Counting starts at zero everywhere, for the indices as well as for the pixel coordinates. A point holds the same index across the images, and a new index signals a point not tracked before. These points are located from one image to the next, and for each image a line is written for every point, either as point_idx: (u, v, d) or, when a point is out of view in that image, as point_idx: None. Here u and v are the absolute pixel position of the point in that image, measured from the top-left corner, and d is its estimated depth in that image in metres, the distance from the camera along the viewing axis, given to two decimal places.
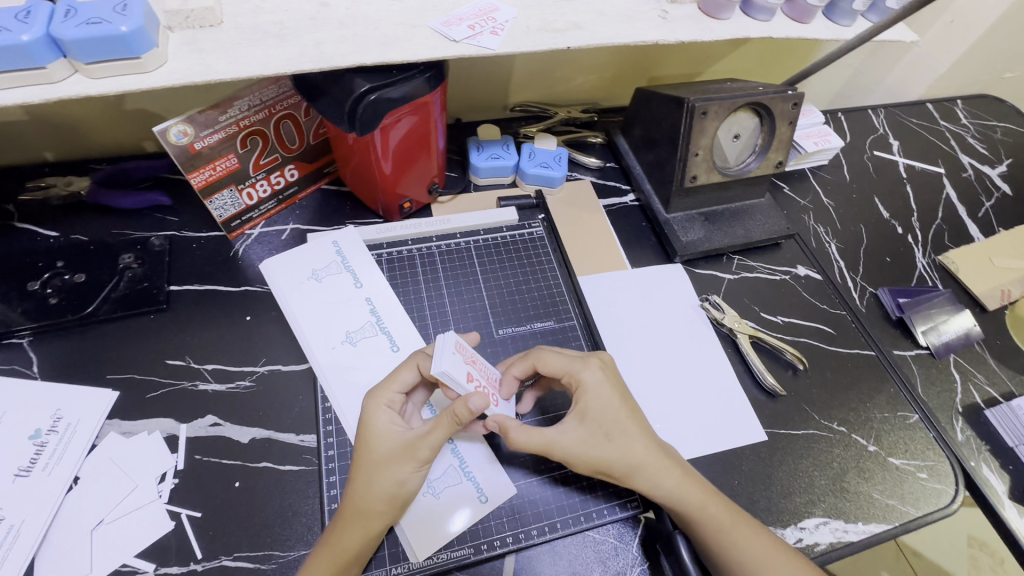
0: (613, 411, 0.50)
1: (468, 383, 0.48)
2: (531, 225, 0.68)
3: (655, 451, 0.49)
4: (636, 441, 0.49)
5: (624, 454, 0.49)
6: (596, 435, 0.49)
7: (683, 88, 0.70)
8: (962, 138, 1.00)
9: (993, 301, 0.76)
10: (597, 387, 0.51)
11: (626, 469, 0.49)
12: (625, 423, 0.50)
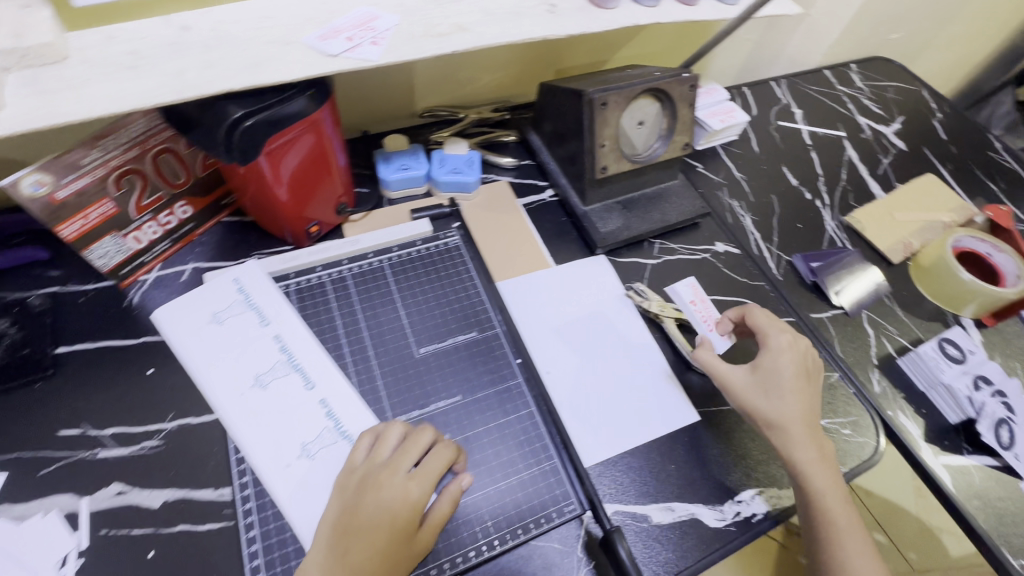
0: (784, 381, 0.58)
1: (692, 307, 0.69)
2: (446, 235, 0.66)
3: (798, 421, 0.56)
4: (788, 402, 0.57)
5: (788, 413, 0.56)
6: (756, 391, 0.58)
7: (583, 80, 0.70)
8: (859, 100, 1.05)
9: (897, 255, 0.80)
10: (781, 353, 0.59)
11: (792, 428, 0.56)
12: (790, 393, 0.57)
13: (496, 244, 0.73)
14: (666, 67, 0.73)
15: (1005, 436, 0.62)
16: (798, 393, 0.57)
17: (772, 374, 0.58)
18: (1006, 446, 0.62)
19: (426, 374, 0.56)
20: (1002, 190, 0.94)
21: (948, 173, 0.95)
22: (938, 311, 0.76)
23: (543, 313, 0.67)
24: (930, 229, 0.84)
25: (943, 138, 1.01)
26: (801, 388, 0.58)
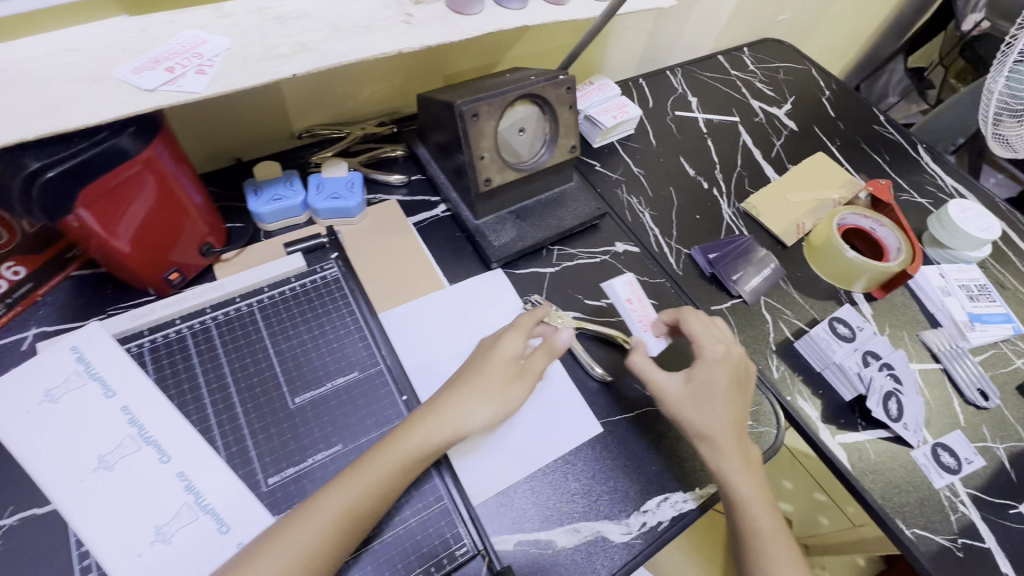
0: (715, 392, 0.57)
1: (631, 312, 0.67)
2: (324, 268, 0.62)
3: (726, 432, 0.56)
4: (716, 411, 0.57)
5: (719, 425, 0.56)
6: (690, 402, 0.57)
7: (456, 89, 0.67)
8: (752, 83, 1.07)
9: (791, 237, 0.82)
10: (715, 366, 0.58)
11: (723, 437, 0.56)
12: (720, 405, 0.57)
13: (385, 269, 0.69)
14: (544, 70, 0.71)
15: (890, 410, 0.65)
16: (728, 403, 0.57)
17: (704, 385, 0.58)
18: (894, 419, 0.64)
19: (302, 426, 0.52)
20: (887, 162, 0.97)
21: (837, 149, 0.98)
22: (831, 289, 0.78)
23: (433, 336, 0.64)
24: (820, 208, 0.86)
25: (831, 115, 1.04)
26: (731, 398, 0.58)
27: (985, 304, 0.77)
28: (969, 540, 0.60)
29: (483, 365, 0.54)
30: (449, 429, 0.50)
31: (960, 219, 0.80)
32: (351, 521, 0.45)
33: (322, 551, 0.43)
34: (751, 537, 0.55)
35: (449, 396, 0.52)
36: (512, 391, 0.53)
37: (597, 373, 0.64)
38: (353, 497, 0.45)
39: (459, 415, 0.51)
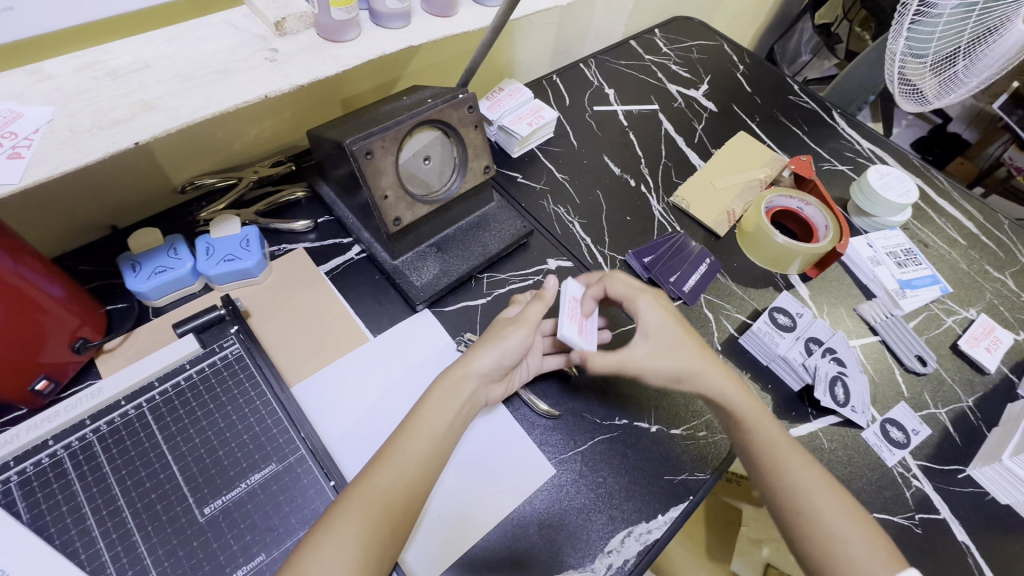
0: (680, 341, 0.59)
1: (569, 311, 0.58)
2: (224, 346, 0.55)
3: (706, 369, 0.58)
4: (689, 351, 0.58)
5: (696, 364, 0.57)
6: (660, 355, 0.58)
7: (347, 123, 0.60)
8: (666, 67, 1.05)
9: (723, 227, 0.80)
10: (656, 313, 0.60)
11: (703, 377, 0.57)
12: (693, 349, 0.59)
13: (300, 331, 0.63)
14: (442, 89, 0.65)
15: (836, 394, 0.64)
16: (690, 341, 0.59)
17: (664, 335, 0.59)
18: (842, 404, 0.64)
19: (217, 541, 0.46)
20: (805, 133, 0.98)
21: (757, 126, 0.97)
22: (768, 275, 0.77)
23: (362, 403, 0.59)
24: (747, 191, 0.85)
25: (747, 91, 1.03)
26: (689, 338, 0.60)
27: (912, 269, 0.78)
28: (925, 514, 0.60)
29: (464, 359, 0.54)
30: (441, 424, 0.51)
31: (879, 186, 0.81)
32: (396, 505, 0.46)
33: (371, 541, 0.44)
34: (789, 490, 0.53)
35: (437, 392, 0.53)
36: (456, 399, 0.53)
37: (542, 410, 0.61)
38: (390, 485, 0.47)
39: (449, 408, 0.52)
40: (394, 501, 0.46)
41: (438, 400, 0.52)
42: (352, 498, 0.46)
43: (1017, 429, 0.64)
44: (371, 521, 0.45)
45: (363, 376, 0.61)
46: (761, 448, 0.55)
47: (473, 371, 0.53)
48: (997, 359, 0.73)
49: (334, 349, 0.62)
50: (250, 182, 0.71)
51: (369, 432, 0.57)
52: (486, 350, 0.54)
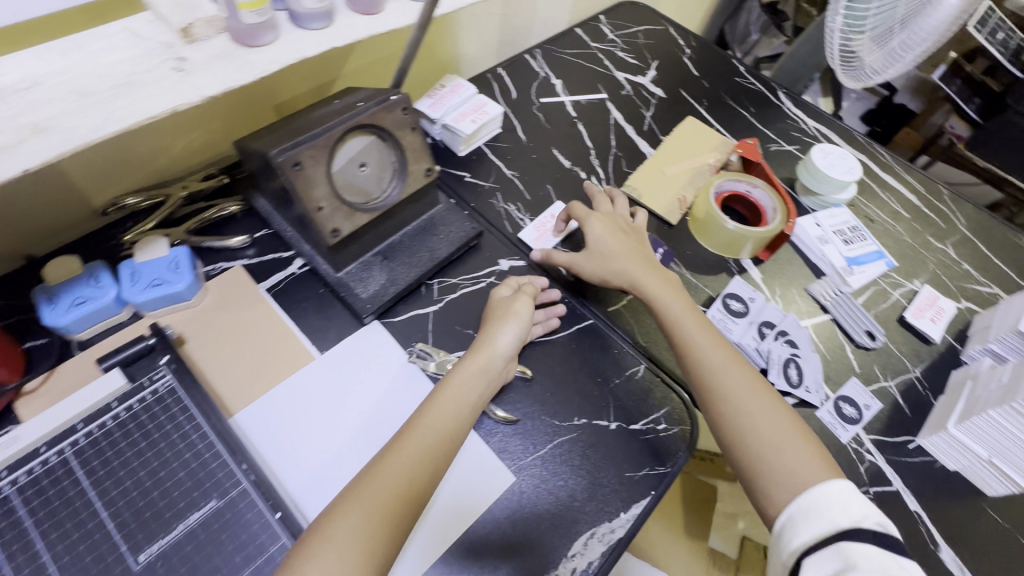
0: (678, 310, 0.64)
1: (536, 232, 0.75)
2: (155, 379, 0.52)
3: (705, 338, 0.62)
4: (679, 313, 0.64)
5: (687, 320, 0.63)
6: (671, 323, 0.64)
7: (273, 133, 0.57)
8: (614, 54, 1.03)
9: (675, 215, 0.80)
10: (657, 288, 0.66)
11: (696, 330, 0.62)
12: (691, 315, 0.64)
13: (241, 356, 0.59)
14: (375, 90, 0.62)
15: (790, 375, 0.66)
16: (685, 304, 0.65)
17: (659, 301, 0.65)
18: (796, 385, 0.66)
19: None
20: (753, 115, 0.98)
21: (705, 111, 0.97)
22: (721, 260, 0.77)
23: (313, 426, 0.57)
24: (698, 177, 0.85)
25: (695, 75, 1.03)
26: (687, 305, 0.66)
27: (859, 246, 0.80)
28: (879, 487, 0.62)
29: (486, 333, 0.60)
30: (465, 402, 0.55)
31: (824, 165, 0.82)
32: (411, 485, 0.49)
33: (374, 527, 0.46)
34: (755, 445, 0.55)
35: (463, 376, 0.57)
36: (478, 381, 0.57)
37: (501, 417, 0.59)
38: (405, 467, 0.50)
39: (469, 391, 0.56)
40: (409, 482, 0.49)
41: (461, 379, 0.56)
42: (361, 488, 0.48)
43: (959, 396, 0.66)
44: (386, 497, 0.47)
45: (315, 396, 0.58)
46: (741, 411, 0.57)
47: (497, 347, 0.59)
48: (941, 329, 0.75)
49: (278, 371, 0.59)
50: (179, 198, 0.67)
51: (323, 457, 0.55)
52: (504, 326, 0.60)
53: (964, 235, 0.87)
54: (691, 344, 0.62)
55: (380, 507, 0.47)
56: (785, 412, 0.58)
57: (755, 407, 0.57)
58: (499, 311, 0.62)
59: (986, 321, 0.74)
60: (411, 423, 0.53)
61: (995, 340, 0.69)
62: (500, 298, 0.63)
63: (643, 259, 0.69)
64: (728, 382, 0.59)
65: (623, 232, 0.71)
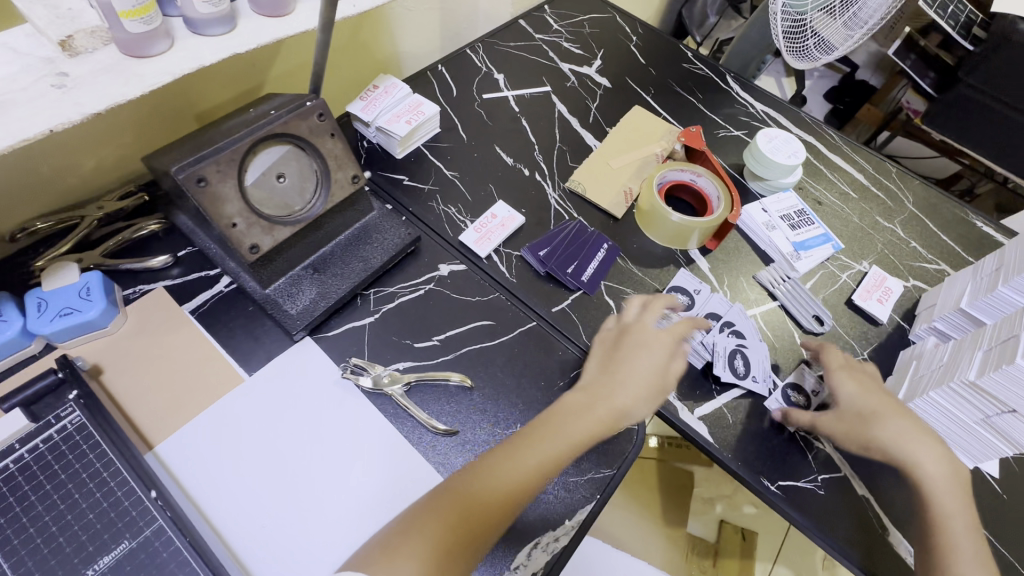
0: (856, 401, 0.61)
1: (478, 230, 0.73)
2: (62, 416, 0.49)
3: (878, 409, 0.60)
4: (874, 404, 0.60)
5: (851, 429, 0.60)
6: (862, 431, 0.59)
7: (179, 148, 0.54)
8: (558, 45, 1.01)
9: (620, 208, 0.79)
10: (866, 402, 0.61)
11: (856, 438, 0.60)
12: (880, 404, 0.60)
13: (163, 384, 0.57)
14: (290, 97, 0.59)
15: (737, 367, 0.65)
16: (888, 405, 0.60)
17: (844, 403, 0.61)
18: (743, 375, 0.65)
19: None
20: (700, 101, 0.97)
21: (652, 99, 0.96)
22: (668, 252, 0.76)
23: (255, 454, 0.54)
24: (644, 167, 0.84)
25: (641, 62, 1.01)
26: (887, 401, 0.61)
27: (805, 230, 0.79)
28: (827, 474, 0.62)
29: (620, 363, 0.59)
30: (580, 428, 0.55)
31: (768, 149, 0.81)
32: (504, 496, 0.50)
33: (457, 537, 0.47)
34: (947, 536, 0.54)
35: (577, 401, 0.57)
36: (596, 406, 0.56)
37: (439, 430, 0.57)
38: (507, 478, 0.51)
39: (586, 423, 0.55)
40: (500, 493, 0.50)
41: (584, 413, 0.56)
42: (456, 502, 0.49)
43: (904, 376, 0.66)
44: (467, 507, 0.49)
45: (269, 424, 0.56)
46: (944, 542, 0.54)
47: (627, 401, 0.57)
48: (889, 309, 0.75)
49: (201, 398, 0.57)
50: (93, 220, 0.63)
51: (265, 487, 0.53)
52: (639, 359, 0.59)
53: (911, 212, 0.87)
54: (874, 418, 0.59)
55: (463, 515, 0.48)
56: (967, 506, 0.56)
57: (938, 492, 0.57)
58: (642, 340, 0.61)
59: (932, 298, 0.74)
60: (516, 439, 0.54)
61: (939, 318, 0.69)
62: (641, 333, 0.61)
63: (895, 406, 0.61)
64: (908, 450, 0.58)
65: (864, 379, 0.63)
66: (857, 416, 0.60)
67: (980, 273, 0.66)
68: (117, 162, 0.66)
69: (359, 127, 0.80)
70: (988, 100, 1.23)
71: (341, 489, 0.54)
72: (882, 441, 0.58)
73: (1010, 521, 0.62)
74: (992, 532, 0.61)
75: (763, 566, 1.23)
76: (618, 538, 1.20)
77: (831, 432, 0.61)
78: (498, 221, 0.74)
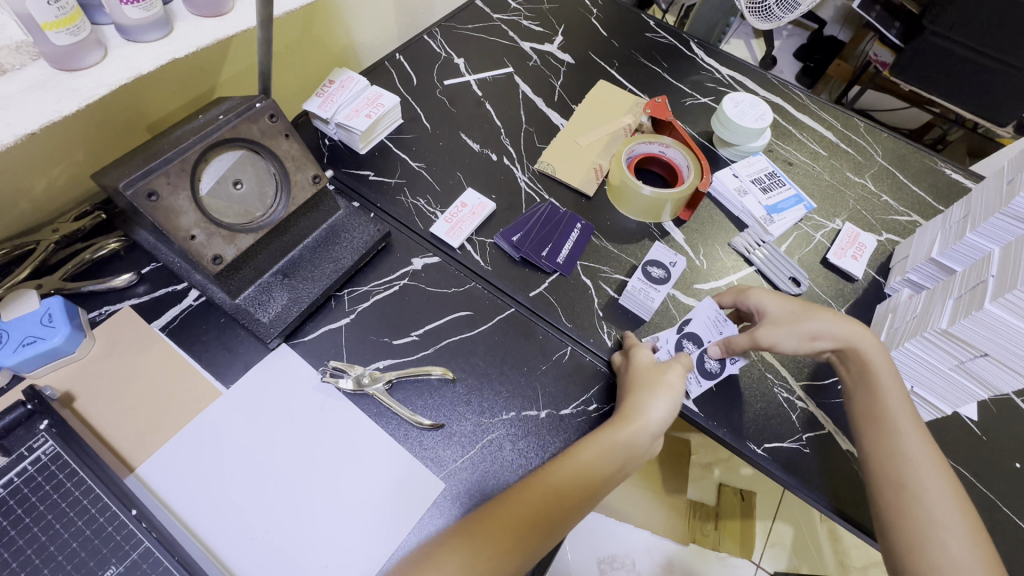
0: (779, 307, 0.62)
1: (448, 220, 0.71)
2: (35, 447, 0.47)
3: (800, 303, 0.63)
4: (799, 305, 0.63)
5: (792, 324, 0.61)
6: (804, 324, 0.61)
7: (128, 162, 0.52)
8: (517, 23, 0.98)
9: (591, 185, 0.78)
10: (789, 300, 0.63)
11: (796, 333, 0.61)
12: (803, 308, 0.62)
13: (138, 407, 0.55)
14: (238, 99, 0.57)
15: (698, 354, 0.63)
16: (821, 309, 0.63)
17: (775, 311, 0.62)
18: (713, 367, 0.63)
19: None
20: (665, 70, 0.95)
21: (617, 72, 0.94)
22: (643, 227, 0.76)
23: (235, 493, 0.53)
24: (612, 143, 0.83)
25: (604, 35, 0.99)
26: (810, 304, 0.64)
27: (777, 192, 0.79)
28: (811, 432, 0.63)
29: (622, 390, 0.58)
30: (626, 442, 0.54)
31: (734, 114, 0.81)
32: (542, 511, 0.50)
33: (500, 541, 0.48)
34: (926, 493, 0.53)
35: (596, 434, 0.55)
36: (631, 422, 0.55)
37: (424, 425, 0.57)
38: (558, 483, 0.51)
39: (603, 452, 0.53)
40: (533, 514, 0.50)
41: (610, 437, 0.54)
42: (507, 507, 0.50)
43: (880, 329, 0.67)
44: (526, 518, 0.49)
45: (254, 458, 0.54)
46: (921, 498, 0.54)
47: (646, 418, 0.55)
48: (863, 265, 0.76)
49: (178, 416, 0.56)
50: (50, 242, 0.60)
51: (275, 499, 0.53)
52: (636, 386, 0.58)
53: (881, 165, 0.87)
54: (805, 314, 0.62)
55: (486, 544, 0.48)
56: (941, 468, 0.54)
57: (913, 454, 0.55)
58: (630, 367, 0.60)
59: (905, 250, 0.74)
60: (537, 475, 0.52)
61: (912, 269, 0.70)
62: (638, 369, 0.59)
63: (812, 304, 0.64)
64: (847, 331, 0.61)
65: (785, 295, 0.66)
66: (790, 315, 0.62)
67: (949, 221, 0.67)
68: (67, 182, 0.63)
69: (319, 125, 0.78)
70: (953, 47, 1.23)
71: (337, 505, 0.53)
72: (822, 329, 0.61)
73: (990, 460, 0.63)
74: (972, 474, 0.63)
75: (763, 523, 1.27)
76: (621, 510, 1.21)
77: (771, 338, 0.61)
78: (468, 209, 0.73)
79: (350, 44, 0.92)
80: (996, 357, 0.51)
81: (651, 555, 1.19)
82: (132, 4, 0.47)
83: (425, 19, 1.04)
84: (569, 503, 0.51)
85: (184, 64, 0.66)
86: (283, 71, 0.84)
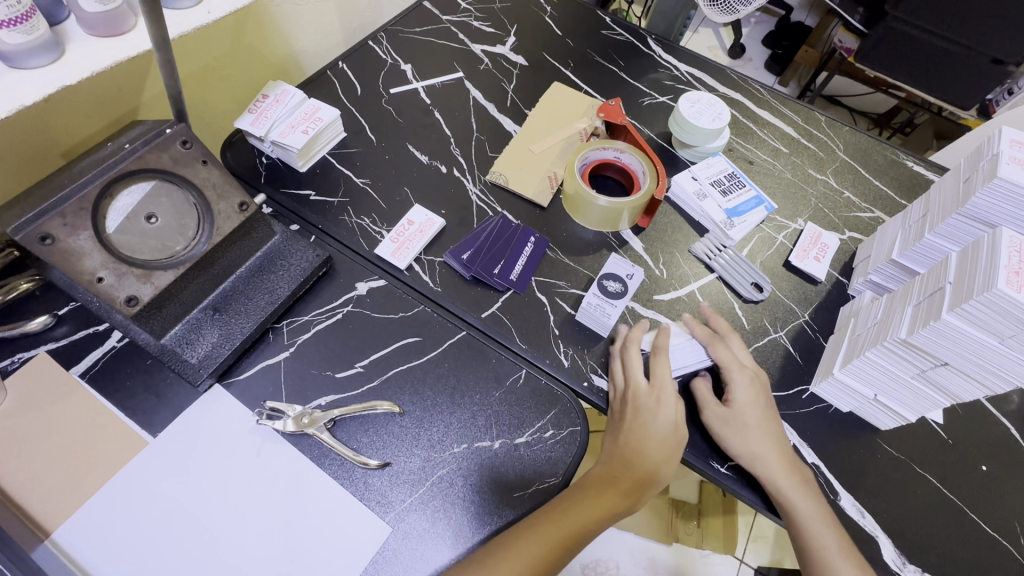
0: (753, 411, 0.59)
1: (392, 240, 0.68)
2: None
3: (759, 417, 0.59)
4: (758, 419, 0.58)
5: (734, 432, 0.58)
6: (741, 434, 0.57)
7: (21, 201, 0.47)
8: (467, 24, 0.94)
9: (545, 195, 0.75)
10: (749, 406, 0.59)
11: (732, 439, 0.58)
12: (764, 434, 0.58)
13: (57, 462, 0.51)
14: (149, 125, 0.53)
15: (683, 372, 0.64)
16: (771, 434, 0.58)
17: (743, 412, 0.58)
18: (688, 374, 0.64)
19: None
20: (622, 69, 0.92)
21: (572, 73, 0.91)
22: (600, 237, 0.73)
23: (164, 554, 0.49)
24: (567, 148, 0.80)
25: (558, 34, 0.95)
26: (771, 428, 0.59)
27: (737, 194, 0.76)
28: None
29: (641, 423, 0.57)
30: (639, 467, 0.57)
31: (690, 115, 0.78)
32: (557, 544, 0.51)
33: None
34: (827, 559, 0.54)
35: (599, 474, 0.57)
36: (646, 452, 0.57)
37: (370, 465, 0.53)
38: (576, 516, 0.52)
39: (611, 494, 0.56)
40: (551, 547, 0.50)
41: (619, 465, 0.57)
42: (524, 541, 0.50)
43: (843, 336, 0.64)
44: (542, 551, 0.50)
45: (185, 512, 0.51)
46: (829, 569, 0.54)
47: (654, 451, 0.57)
48: (826, 266, 0.74)
49: (101, 469, 0.52)
50: None
51: (208, 558, 0.50)
52: (656, 429, 0.57)
53: (843, 160, 0.85)
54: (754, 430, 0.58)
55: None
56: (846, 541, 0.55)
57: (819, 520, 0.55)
58: (654, 406, 0.57)
59: (867, 249, 0.73)
60: (554, 509, 0.52)
61: (873, 271, 0.68)
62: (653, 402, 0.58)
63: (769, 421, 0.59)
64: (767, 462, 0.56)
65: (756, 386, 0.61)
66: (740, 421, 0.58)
67: (909, 220, 0.65)
68: None
69: (255, 143, 0.73)
70: (917, 31, 1.22)
71: (280, 562, 0.50)
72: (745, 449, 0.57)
73: (958, 463, 0.62)
74: (940, 479, 0.61)
75: (746, 518, 1.25)
76: None
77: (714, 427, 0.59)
78: (415, 227, 0.69)
79: (290, 52, 0.88)
80: (956, 366, 0.49)
81: (634, 557, 1.17)
82: (11, 29, 0.46)
83: (372, 23, 0.99)
84: (579, 545, 0.53)
85: (95, 86, 0.61)
86: (217, 85, 0.79)
